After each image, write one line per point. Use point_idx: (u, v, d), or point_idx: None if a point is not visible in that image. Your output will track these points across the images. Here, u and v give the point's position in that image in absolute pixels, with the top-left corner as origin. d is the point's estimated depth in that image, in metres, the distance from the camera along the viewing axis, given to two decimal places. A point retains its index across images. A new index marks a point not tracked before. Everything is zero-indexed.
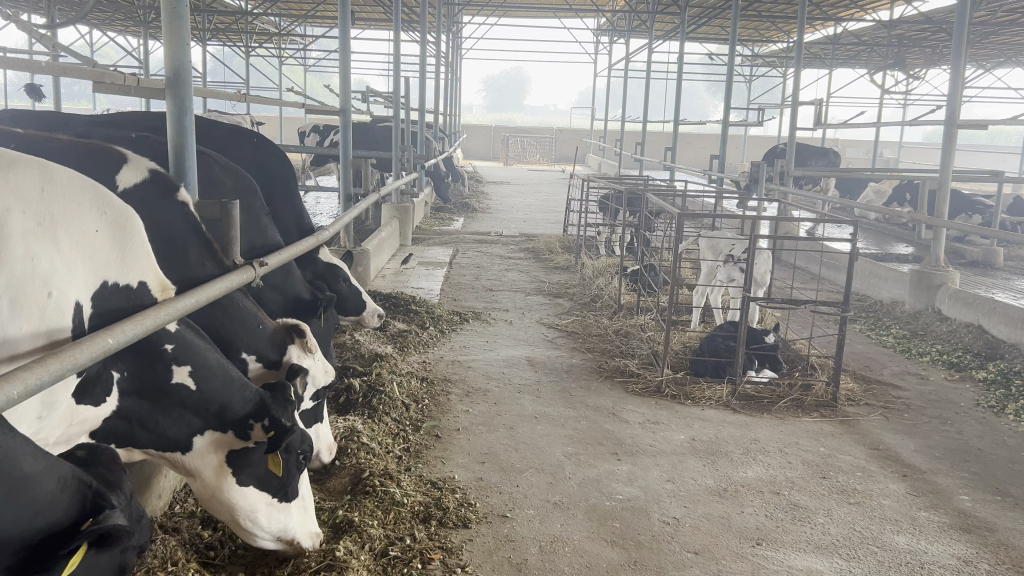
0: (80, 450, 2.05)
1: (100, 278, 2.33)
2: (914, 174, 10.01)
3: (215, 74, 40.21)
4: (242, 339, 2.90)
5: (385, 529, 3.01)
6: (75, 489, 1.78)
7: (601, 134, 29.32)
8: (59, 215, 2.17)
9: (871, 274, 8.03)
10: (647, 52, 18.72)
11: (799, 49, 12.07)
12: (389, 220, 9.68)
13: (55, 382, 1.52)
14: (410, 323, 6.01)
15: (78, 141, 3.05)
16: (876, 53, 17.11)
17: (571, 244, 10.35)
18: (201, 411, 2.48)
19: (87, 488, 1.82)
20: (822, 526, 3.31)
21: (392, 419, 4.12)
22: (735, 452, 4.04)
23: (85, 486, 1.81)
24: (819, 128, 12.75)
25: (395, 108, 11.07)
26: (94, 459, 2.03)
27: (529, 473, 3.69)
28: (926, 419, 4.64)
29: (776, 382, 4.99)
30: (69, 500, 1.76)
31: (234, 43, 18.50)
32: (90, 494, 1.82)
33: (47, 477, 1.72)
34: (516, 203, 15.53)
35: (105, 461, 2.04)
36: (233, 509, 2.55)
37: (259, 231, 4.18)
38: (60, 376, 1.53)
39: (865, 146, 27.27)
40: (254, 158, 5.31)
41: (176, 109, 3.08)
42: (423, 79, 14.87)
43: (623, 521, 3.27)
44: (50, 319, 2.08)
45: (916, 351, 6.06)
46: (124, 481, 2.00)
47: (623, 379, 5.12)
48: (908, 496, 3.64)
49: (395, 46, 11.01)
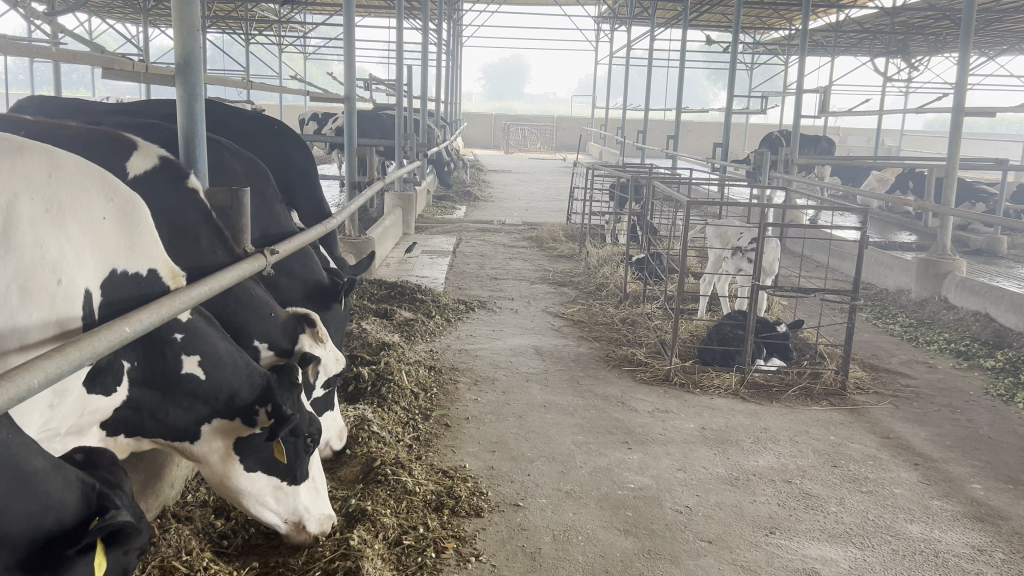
0: (76, 452, 1.96)
1: (109, 266, 2.32)
2: (918, 162, 9.99)
3: (215, 62, 40.13)
4: (254, 327, 2.90)
5: (398, 518, 3.00)
6: (80, 488, 1.74)
7: (602, 121, 29.26)
8: (67, 201, 2.15)
9: (877, 262, 8.01)
10: (648, 39, 18.59)
11: (804, 36, 11.84)
12: (393, 208, 9.66)
13: (74, 371, 1.52)
14: (417, 312, 5.99)
15: (86, 129, 3.02)
16: (879, 40, 16.98)
17: (574, 232, 10.33)
18: (210, 401, 2.46)
19: (91, 488, 1.77)
20: (835, 515, 3.30)
21: (401, 408, 4.11)
22: (745, 441, 4.03)
23: (87, 487, 1.76)
24: (822, 115, 12.67)
25: (398, 95, 10.99)
26: (92, 460, 1.95)
27: (540, 461, 3.68)
28: (935, 408, 4.63)
29: (784, 371, 4.98)
30: (75, 499, 1.71)
31: (234, 31, 18.41)
32: (94, 495, 1.76)
33: (54, 473, 1.69)
34: (518, 191, 15.52)
35: (104, 463, 1.95)
36: (240, 494, 2.56)
37: (273, 219, 4.14)
38: (79, 365, 1.52)
39: (868, 134, 27.17)
40: (275, 144, 5.28)
41: (186, 96, 3.05)
42: (425, 66, 14.77)
43: (636, 510, 3.26)
44: (60, 307, 2.06)
45: (923, 339, 6.06)
46: (125, 481, 1.93)
47: (631, 367, 5.11)
48: (920, 484, 3.63)
49: (399, 33, 10.64)
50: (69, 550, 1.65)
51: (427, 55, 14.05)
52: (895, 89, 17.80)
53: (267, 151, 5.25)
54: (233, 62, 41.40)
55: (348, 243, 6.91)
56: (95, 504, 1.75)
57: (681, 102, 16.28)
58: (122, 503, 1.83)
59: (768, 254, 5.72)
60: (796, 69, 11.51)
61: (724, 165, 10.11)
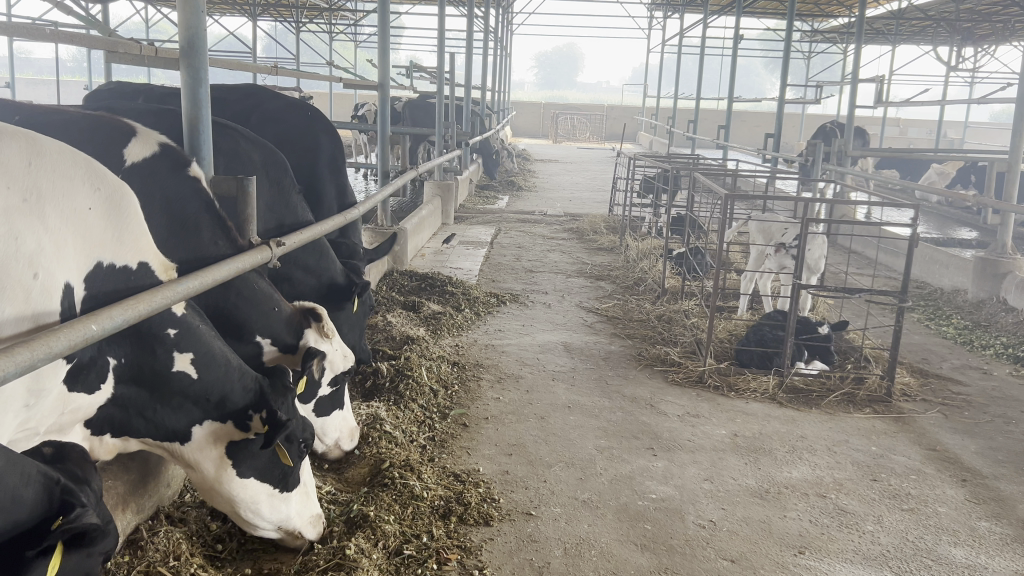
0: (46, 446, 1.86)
1: (95, 257, 2.16)
2: (981, 155, 9.50)
3: (269, 47, 40.54)
4: (256, 321, 2.76)
5: (402, 526, 2.85)
6: (42, 485, 1.59)
7: (652, 110, 28.78)
8: (47, 190, 2.02)
9: (933, 260, 7.62)
10: (702, 27, 18.09)
11: (862, 23, 11.33)
12: (432, 198, 9.52)
13: (23, 374, 1.39)
14: (446, 305, 5.84)
15: (83, 112, 2.86)
16: (943, 28, 16.23)
17: (616, 223, 10.07)
18: (201, 402, 2.34)
19: (54, 484, 1.63)
20: (871, 535, 3.07)
21: (418, 406, 3.97)
22: (779, 449, 3.80)
23: (51, 482, 1.62)
24: (878, 106, 12.13)
25: (440, 83, 10.76)
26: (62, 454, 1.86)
27: (558, 467, 3.50)
28: (988, 418, 4.34)
29: (827, 374, 4.73)
30: (34, 494, 1.56)
31: (285, 19, 18.40)
32: (57, 490, 1.63)
33: (9, 469, 1.53)
34: (562, 181, 15.31)
35: (72, 457, 1.85)
36: (232, 501, 2.45)
37: (289, 209, 4.02)
38: (29, 368, 1.39)
39: (928, 126, 26.30)
40: (306, 127, 5.17)
41: (189, 80, 2.90)
42: (471, 53, 14.51)
43: (655, 524, 3.07)
44: (36, 302, 1.92)
45: (978, 343, 5.73)
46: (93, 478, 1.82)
47: (663, 368, 4.90)
48: (967, 503, 3.37)
49: (440, 18, 10.39)
50: (28, 552, 1.51)
51: (471, 43, 13.79)
52: (960, 78, 17.04)
53: (295, 134, 5.15)
54: (286, 48, 41.72)
55: (379, 233, 6.78)
56: (57, 498, 1.62)
57: (732, 92, 15.73)
58: (87, 501, 1.70)
59: (813, 251, 5.44)
60: (852, 58, 11.01)
61: (773, 156, 9.71)
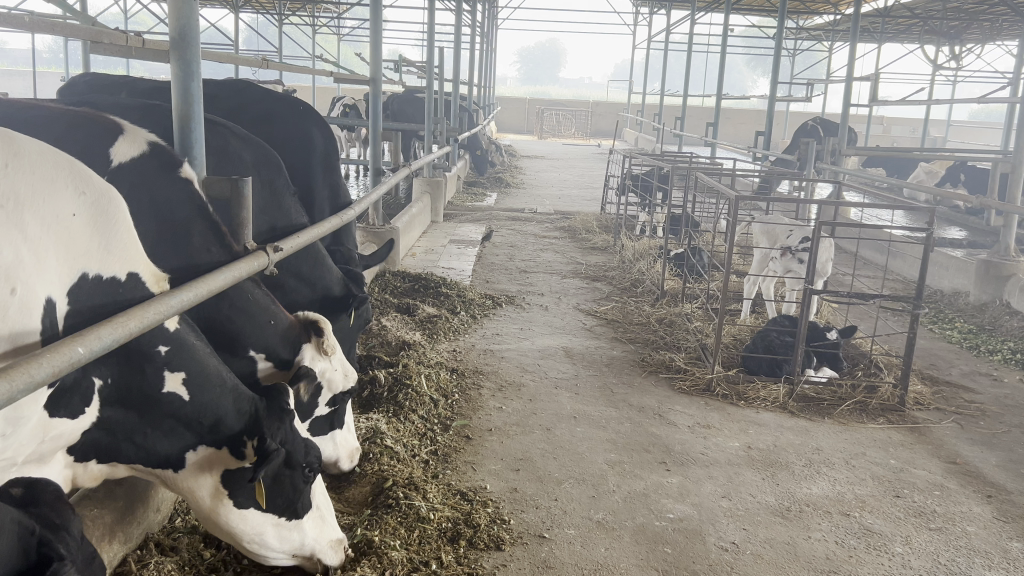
0: (14, 486, 1.67)
1: (79, 269, 1.95)
2: (974, 155, 9.40)
3: (248, 43, 40.21)
4: (250, 334, 2.56)
5: (409, 552, 2.66)
6: (21, 537, 1.46)
7: (638, 106, 28.65)
8: (26, 195, 1.81)
9: (931, 261, 7.52)
10: (689, 23, 17.95)
11: (855, 20, 11.18)
12: (421, 195, 9.31)
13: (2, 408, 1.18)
14: (441, 307, 5.66)
15: (63, 110, 2.65)
16: (930, 27, 16.18)
17: (607, 222, 9.91)
18: (194, 426, 2.14)
19: (32, 534, 1.50)
20: (901, 557, 2.92)
21: (418, 417, 3.79)
22: (797, 463, 3.65)
23: (29, 532, 1.49)
24: (869, 104, 12.01)
25: (428, 78, 10.17)
26: (33, 496, 1.66)
27: (569, 483, 3.34)
28: (1005, 428, 4.21)
29: (837, 382, 4.58)
30: (14, 552, 1.43)
31: (268, 12, 18.03)
32: (35, 541, 1.50)
33: None
34: (550, 177, 15.15)
35: (49, 499, 1.67)
36: (233, 533, 2.24)
37: (282, 211, 3.83)
38: (10, 400, 1.19)
39: (912, 124, 26.37)
40: (299, 119, 4.97)
41: (180, 75, 2.69)
42: (458, 49, 13.34)
43: (675, 546, 2.92)
44: (15, 320, 1.72)
45: (985, 348, 5.61)
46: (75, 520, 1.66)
47: (669, 375, 4.73)
48: (996, 521, 3.23)
49: (430, 12, 10.03)
50: None
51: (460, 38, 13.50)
52: (947, 77, 16.97)
53: (288, 131, 4.95)
54: (266, 40, 41.22)
55: (371, 231, 6.60)
56: (33, 551, 1.49)
57: (720, 90, 15.55)
58: (67, 547, 1.58)
59: (820, 255, 5.30)
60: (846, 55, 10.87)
61: (766, 155, 9.54)
